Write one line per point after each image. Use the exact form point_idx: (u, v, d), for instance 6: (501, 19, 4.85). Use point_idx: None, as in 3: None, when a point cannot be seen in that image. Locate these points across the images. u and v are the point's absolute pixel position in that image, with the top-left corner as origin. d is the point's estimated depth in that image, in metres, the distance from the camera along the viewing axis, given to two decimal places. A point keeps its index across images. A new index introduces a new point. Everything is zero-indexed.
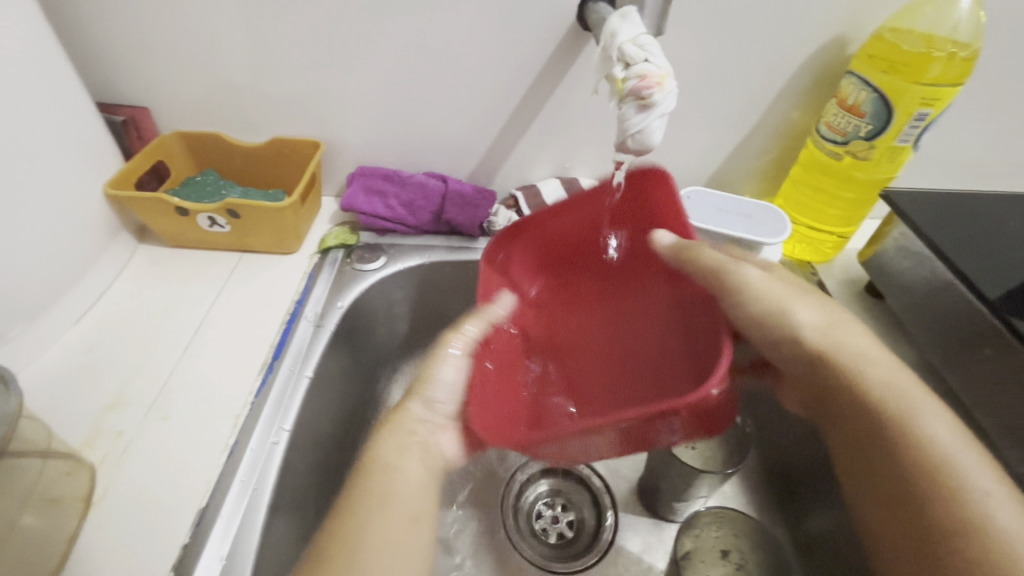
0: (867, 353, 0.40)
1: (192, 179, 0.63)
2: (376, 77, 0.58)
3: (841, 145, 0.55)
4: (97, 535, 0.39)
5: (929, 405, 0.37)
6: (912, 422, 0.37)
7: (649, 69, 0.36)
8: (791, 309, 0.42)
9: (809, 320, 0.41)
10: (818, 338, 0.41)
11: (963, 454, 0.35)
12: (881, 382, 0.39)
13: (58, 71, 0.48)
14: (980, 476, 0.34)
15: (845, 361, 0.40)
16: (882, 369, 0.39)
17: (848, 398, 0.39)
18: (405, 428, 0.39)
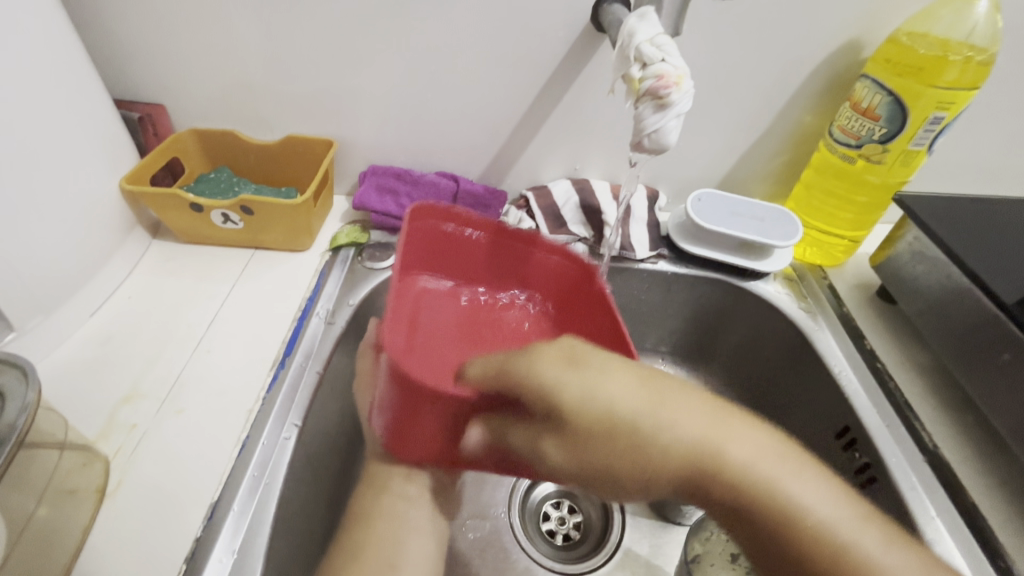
0: (692, 427, 0.32)
1: (206, 176, 0.63)
2: (390, 76, 0.58)
3: (854, 148, 0.54)
4: (110, 526, 0.39)
5: (816, 492, 0.31)
6: (737, 465, 0.32)
7: (666, 69, 0.36)
8: (625, 404, 0.32)
9: (642, 405, 0.32)
10: (688, 428, 0.32)
11: (796, 488, 0.31)
12: (706, 438, 0.32)
13: (79, 67, 0.49)
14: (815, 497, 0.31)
15: (678, 436, 0.32)
16: (702, 427, 0.32)
17: (745, 512, 0.32)
18: (404, 467, 0.45)
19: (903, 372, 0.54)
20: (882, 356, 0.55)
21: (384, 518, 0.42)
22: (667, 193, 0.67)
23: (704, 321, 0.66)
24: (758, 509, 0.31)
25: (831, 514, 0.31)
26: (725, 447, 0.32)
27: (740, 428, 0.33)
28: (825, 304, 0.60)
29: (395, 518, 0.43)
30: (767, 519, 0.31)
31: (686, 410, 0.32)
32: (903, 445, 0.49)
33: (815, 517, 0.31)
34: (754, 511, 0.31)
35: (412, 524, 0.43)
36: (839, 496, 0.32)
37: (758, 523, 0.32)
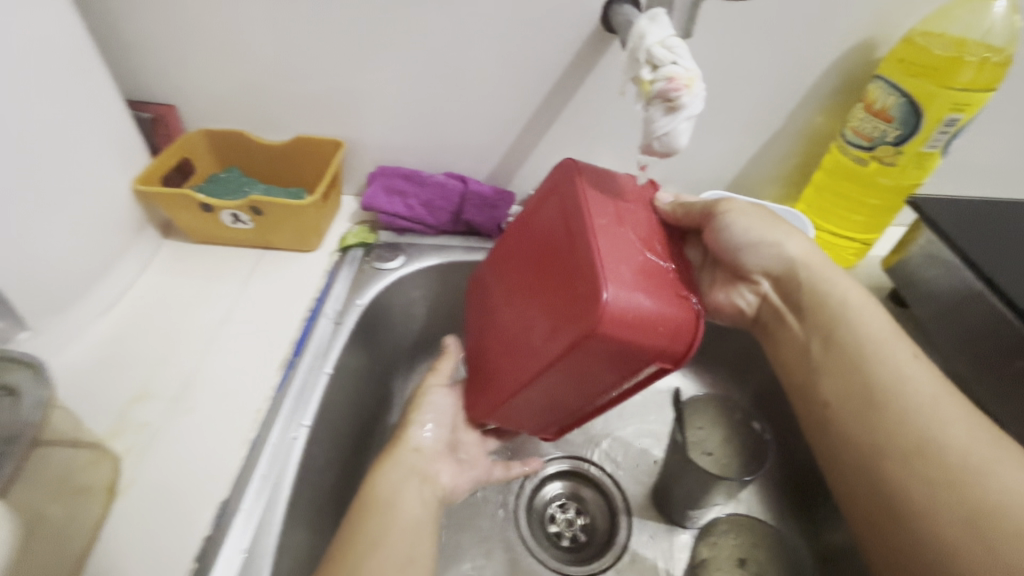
0: (877, 333, 0.42)
1: (216, 176, 0.64)
2: (398, 77, 0.58)
3: (867, 150, 0.54)
4: (120, 525, 0.40)
5: (954, 410, 0.38)
6: (887, 361, 0.40)
7: (677, 71, 0.35)
8: (823, 285, 0.45)
9: (857, 311, 0.43)
10: (879, 340, 0.41)
11: (936, 403, 0.38)
12: (876, 342, 0.41)
13: (92, 70, 0.49)
14: (941, 400, 0.38)
15: (869, 336, 0.42)
16: (889, 334, 0.42)
17: (856, 357, 0.41)
18: (409, 467, 0.47)
19: None
20: None
21: (378, 509, 0.42)
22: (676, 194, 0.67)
23: None
24: (858, 352, 0.41)
25: (923, 377, 0.39)
26: (896, 364, 0.40)
27: (911, 354, 0.41)
28: None
29: (389, 507, 0.43)
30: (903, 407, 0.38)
31: (890, 330, 0.42)
32: None
33: (907, 376, 0.39)
34: (847, 339, 0.42)
35: (405, 514, 0.43)
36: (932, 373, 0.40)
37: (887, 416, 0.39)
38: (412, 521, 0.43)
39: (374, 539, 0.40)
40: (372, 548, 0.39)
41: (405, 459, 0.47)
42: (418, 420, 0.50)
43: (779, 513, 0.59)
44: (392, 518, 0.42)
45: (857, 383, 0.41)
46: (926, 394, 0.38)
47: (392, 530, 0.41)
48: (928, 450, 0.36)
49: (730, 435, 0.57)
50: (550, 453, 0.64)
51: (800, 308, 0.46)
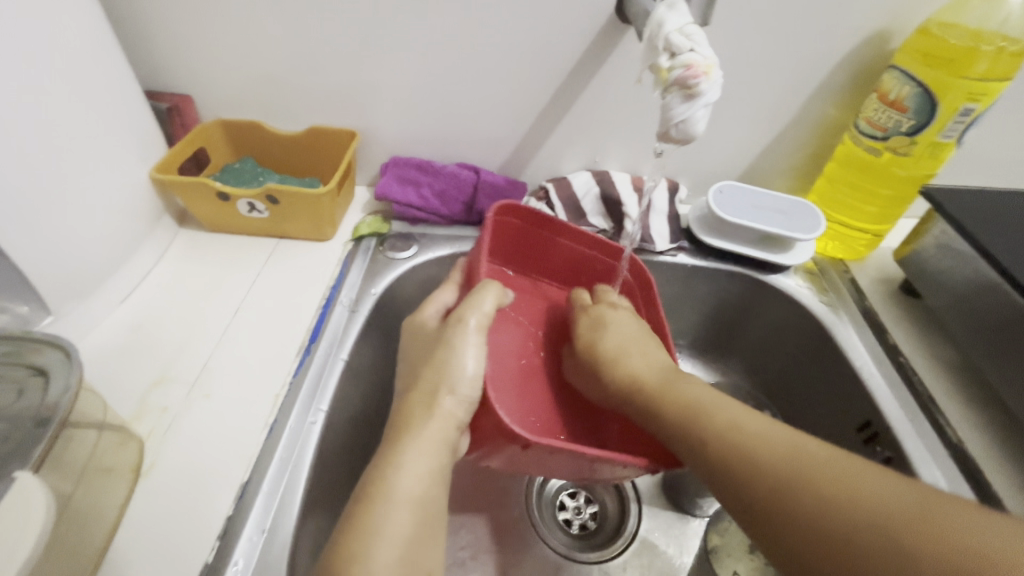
0: (766, 442, 0.38)
1: (231, 166, 0.64)
2: (413, 68, 0.59)
3: (880, 141, 0.54)
4: (144, 505, 0.40)
5: (878, 479, 0.34)
6: (795, 466, 0.36)
7: (696, 59, 0.36)
8: (718, 420, 0.41)
9: (742, 424, 0.40)
10: (771, 447, 0.38)
11: (871, 488, 0.33)
12: (780, 454, 0.37)
13: (111, 59, 0.50)
14: (869, 484, 0.34)
15: (756, 451, 0.38)
16: (792, 439, 0.38)
17: (750, 470, 0.37)
18: (441, 438, 0.40)
19: (925, 367, 0.54)
20: (904, 351, 0.55)
21: (385, 497, 0.37)
22: (687, 185, 0.67)
23: (724, 314, 0.66)
24: (742, 465, 0.38)
25: (801, 449, 0.37)
26: (804, 466, 0.36)
27: (816, 449, 0.37)
28: (847, 298, 0.60)
29: (388, 497, 0.37)
30: (823, 513, 0.34)
31: (782, 432, 0.39)
32: (925, 440, 0.48)
33: (799, 459, 0.37)
34: (723, 454, 0.39)
35: (401, 518, 0.36)
36: (795, 435, 0.38)
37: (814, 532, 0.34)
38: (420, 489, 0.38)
39: (372, 527, 0.35)
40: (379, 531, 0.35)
41: (444, 413, 0.41)
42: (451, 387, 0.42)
43: None
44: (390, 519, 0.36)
45: (787, 510, 0.35)
46: (821, 463, 0.36)
47: (384, 531, 0.35)
48: (878, 525, 0.32)
49: None
50: None
51: (683, 451, 0.42)
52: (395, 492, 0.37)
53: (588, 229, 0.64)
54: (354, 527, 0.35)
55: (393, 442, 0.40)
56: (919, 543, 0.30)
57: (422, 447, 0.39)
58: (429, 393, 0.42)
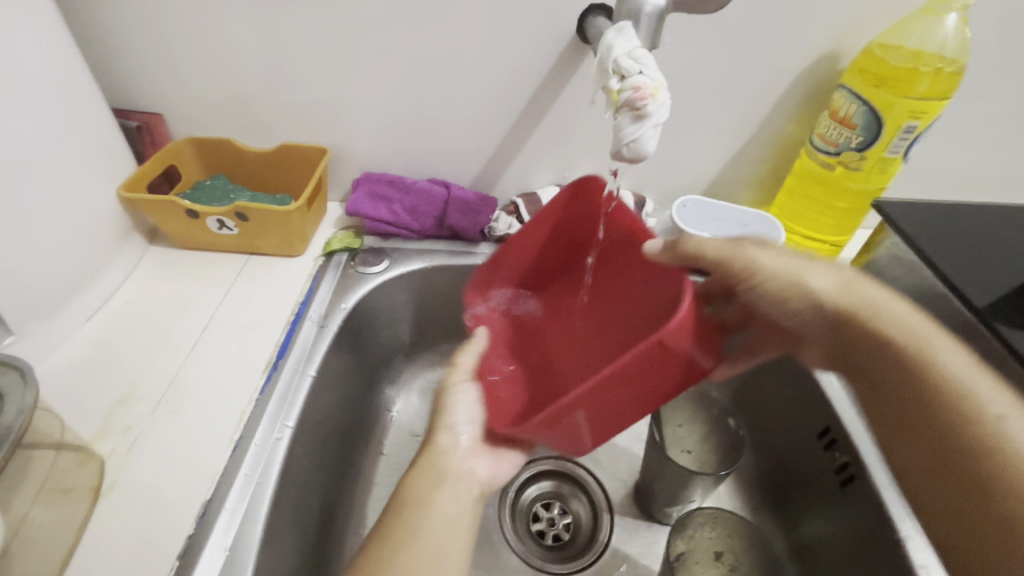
0: (901, 318, 0.40)
1: (202, 183, 0.65)
2: (381, 86, 0.60)
3: (833, 156, 0.56)
4: (103, 526, 0.40)
5: (989, 383, 0.37)
6: (912, 338, 0.39)
7: (643, 81, 0.37)
8: (796, 272, 0.42)
9: (787, 263, 0.42)
10: (902, 329, 0.40)
11: (980, 392, 0.36)
12: (912, 335, 0.39)
13: (78, 79, 0.50)
14: (990, 394, 0.36)
15: (875, 321, 0.40)
16: (919, 325, 0.40)
17: (889, 345, 0.40)
18: (460, 480, 0.42)
19: None
20: None
21: (415, 505, 0.39)
22: (654, 199, 0.69)
23: None
24: (942, 408, 0.37)
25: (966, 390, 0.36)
26: (935, 354, 0.38)
27: (952, 343, 0.39)
28: None
29: (423, 506, 0.39)
30: (913, 375, 0.38)
31: (919, 322, 0.40)
32: None
33: (921, 342, 0.39)
34: (883, 357, 0.40)
35: (443, 510, 0.39)
36: (999, 386, 0.37)
37: (912, 391, 0.38)
38: (447, 516, 0.39)
39: (408, 536, 0.37)
40: (421, 521, 0.38)
41: (442, 448, 0.44)
42: (450, 424, 0.45)
43: (757, 508, 0.60)
44: (427, 520, 0.38)
45: (918, 414, 0.38)
46: (976, 391, 0.36)
47: (426, 527, 0.38)
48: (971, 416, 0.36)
49: (706, 434, 0.59)
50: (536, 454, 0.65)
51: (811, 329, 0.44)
52: (432, 511, 0.39)
53: None
54: (388, 534, 0.37)
55: (415, 464, 0.43)
56: (992, 442, 0.34)
57: (444, 479, 0.41)
58: (446, 446, 0.44)
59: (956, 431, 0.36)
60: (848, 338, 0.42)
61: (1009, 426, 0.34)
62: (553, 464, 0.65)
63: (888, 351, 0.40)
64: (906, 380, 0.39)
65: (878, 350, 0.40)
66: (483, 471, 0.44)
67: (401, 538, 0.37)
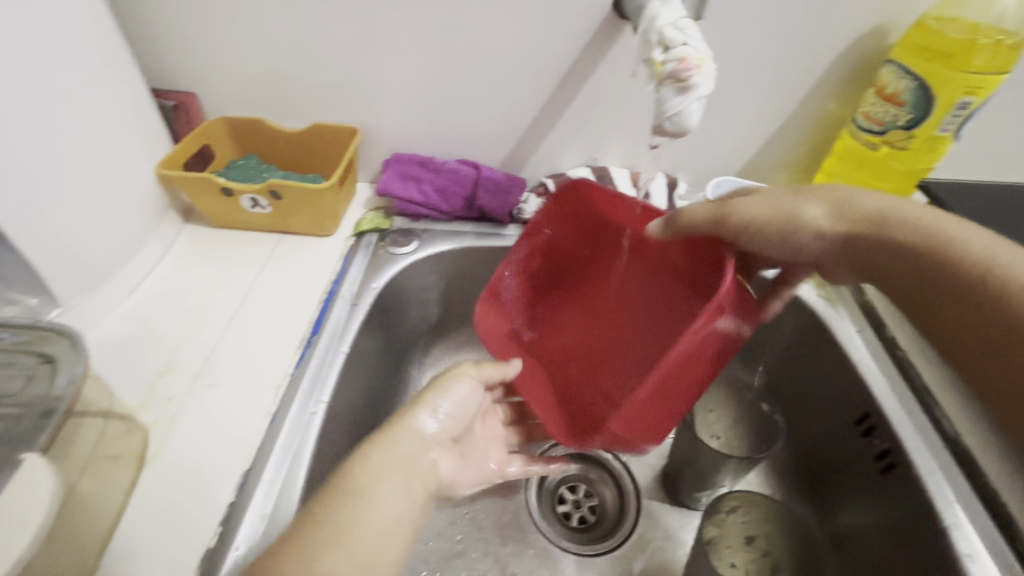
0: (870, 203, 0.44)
1: (235, 163, 0.65)
2: (412, 65, 0.59)
3: (878, 134, 0.54)
4: (149, 491, 0.41)
5: (920, 209, 0.43)
6: (882, 212, 0.43)
7: (688, 52, 0.36)
8: (732, 206, 0.44)
9: (750, 203, 0.44)
10: (871, 205, 0.43)
11: (931, 218, 0.42)
12: (893, 211, 0.43)
13: (117, 58, 0.51)
14: (928, 216, 0.42)
15: (864, 213, 0.43)
16: (841, 212, 0.44)
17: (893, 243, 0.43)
18: (414, 461, 0.37)
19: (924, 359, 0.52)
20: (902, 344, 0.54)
21: (354, 499, 0.33)
22: (686, 180, 0.68)
23: None
24: (973, 305, 0.40)
25: (915, 221, 0.42)
26: (890, 216, 0.43)
27: (899, 198, 0.44)
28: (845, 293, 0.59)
29: (361, 495, 0.33)
30: (879, 211, 0.43)
31: (886, 197, 0.44)
32: (923, 433, 0.47)
33: (894, 213, 0.43)
34: (835, 255, 0.45)
35: (389, 506, 0.34)
36: (891, 202, 0.44)
37: (918, 259, 0.42)
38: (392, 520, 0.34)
39: (337, 526, 0.31)
40: (334, 536, 0.31)
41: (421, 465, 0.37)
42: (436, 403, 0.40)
43: (789, 493, 0.60)
44: (359, 517, 0.32)
45: (916, 271, 0.42)
46: (888, 209, 0.43)
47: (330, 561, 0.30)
48: (917, 244, 0.42)
49: (736, 419, 0.58)
50: None
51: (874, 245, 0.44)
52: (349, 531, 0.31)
53: None
54: (314, 519, 0.32)
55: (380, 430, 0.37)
56: (982, 268, 0.40)
57: (408, 472, 0.36)
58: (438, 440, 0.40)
59: (927, 262, 0.42)
60: (874, 250, 0.43)
61: (963, 230, 0.42)
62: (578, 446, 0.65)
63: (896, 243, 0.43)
64: (903, 249, 0.43)
65: (894, 246, 0.43)
66: (453, 474, 0.41)
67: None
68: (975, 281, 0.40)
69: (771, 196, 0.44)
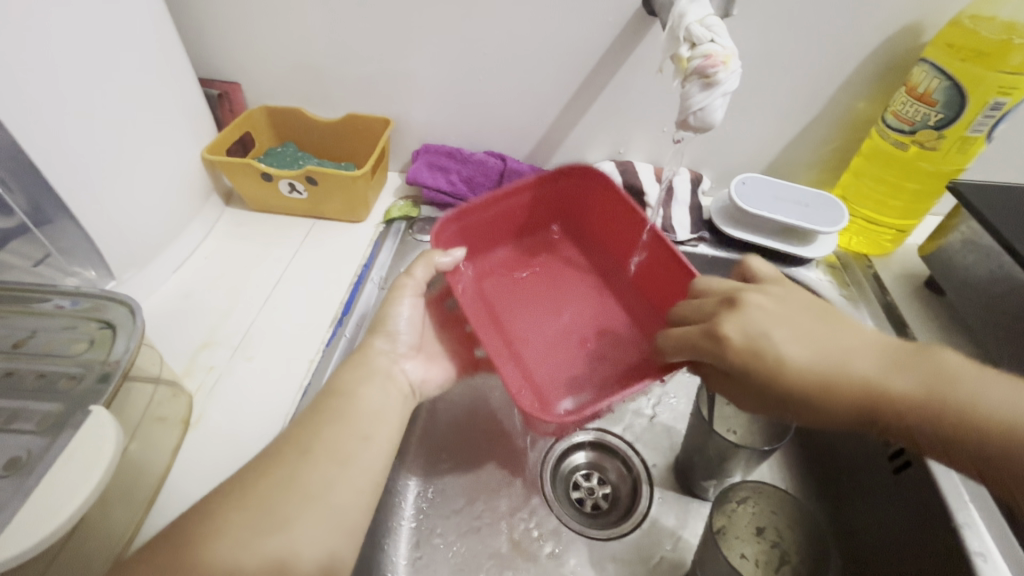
0: (802, 361, 0.38)
1: (274, 150, 0.68)
2: (444, 59, 0.61)
3: (907, 134, 0.54)
4: (192, 452, 0.45)
5: (907, 365, 0.37)
6: (839, 370, 0.37)
7: (715, 48, 0.37)
8: (759, 344, 0.38)
9: (767, 344, 0.38)
10: (810, 361, 0.38)
11: (932, 371, 0.36)
12: (855, 372, 0.37)
13: (170, 48, 0.54)
14: (928, 373, 0.36)
15: (858, 377, 0.37)
16: (811, 355, 0.38)
17: (850, 398, 0.37)
18: (370, 368, 0.46)
19: None
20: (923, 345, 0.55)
21: (342, 394, 0.43)
22: (711, 177, 0.68)
23: None
24: (995, 446, 0.34)
25: (915, 386, 0.36)
26: (869, 372, 0.37)
27: (855, 347, 0.38)
28: (868, 293, 0.60)
29: (350, 396, 0.43)
30: (827, 383, 0.37)
31: (813, 352, 0.38)
32: None
33: (844, 369, 0.37)
34: (837, 401, 0.37)
35: (368, 402, 0.43)
36: (880, 352, 0.38)
37: (907, 420, 0.36)
38: (377, 412, 0.43)
39: (332, 416, 0.41)
40: (340, 421, 0.41)
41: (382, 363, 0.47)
42: (386, 330, 0.49)
43: (802, 489, 0.58)
44: (353, 408, 0.42)
45: (883, 415, 0.36)
46: (864, 373, 0.37)
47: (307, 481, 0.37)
48: (875, 398, 0.37)
49: (751, 413, 0.58)
50: (578, 424, 0.67)
51: (864, 426, 0.37)
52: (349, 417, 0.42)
53: None
54: (323, 413, 0.41)
55: (348, 361, 0.46)
56: (986, 416, 0.34)
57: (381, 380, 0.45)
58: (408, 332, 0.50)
59: (907, 424, 0.36)
60: (883, 423, 0.37)
61: (978, 392, 0.35)
62: (592, 434, 0.67)
63: (854, 413, 0.37)
64: (864, 411, 0.37)
65: (896, 419, 0.36)
66: (408, 370, 0.49)
67: (303, 449, 0.38)
68: (986, 431, 0.34)
69: (750, 329, 0.38)
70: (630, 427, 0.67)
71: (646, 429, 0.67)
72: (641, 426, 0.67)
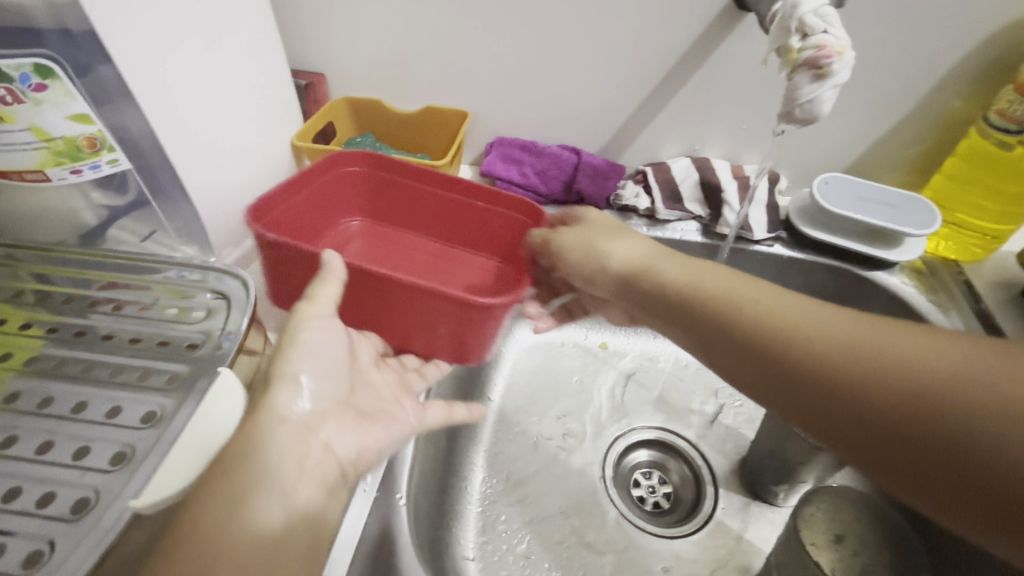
0: (700, 281, 0.40)
1: (354, 140, 0.71)
2: (525, 52, 0.62)
3: (1013, 134, 0.52)
4: None
5: (828, 313, 0.35)
6: (737, 298, 0.38)
7: (828, 39, 0.37)
8: (650, 269, 0.43)
9: (653, 268, 0.43)
10: (703, 281, 0.40)
11: (844, 325, 0.34)
12: (755, 302, 0.37)
13: (273, 39, 0.57)
14: (833, 321, 0.34)
15: (755, 315, 0.36)
16: (723, 281, 0.39)
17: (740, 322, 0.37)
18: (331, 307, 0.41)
19: None
20: None
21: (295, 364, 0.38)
22: (788, 176, 0.67)
23: None
24: (871, 403, 0.31)
25: (830, 322, 0.34)
26: (755, 304, 0.37)
27: (763, 288, 0.38)
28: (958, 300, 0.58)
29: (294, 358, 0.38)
30: (720, 302, 0.38)
31: (713, 274, 0.40)
32: None
33: (738, 298, 0.38)
34: (743, 329, 0.36)
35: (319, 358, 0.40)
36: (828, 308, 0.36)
37: (789, 361, 0.34)
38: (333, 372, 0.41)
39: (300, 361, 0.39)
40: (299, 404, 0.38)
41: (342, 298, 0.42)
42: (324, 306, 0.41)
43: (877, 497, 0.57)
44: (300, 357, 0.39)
45: (770, 354, 0.35)
46: (768, 303, 0.37)
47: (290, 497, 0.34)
48: (768, 330, 0.35)
49: None
50: (640, 422, 0.67)
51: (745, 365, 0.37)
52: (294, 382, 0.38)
53: (684, 214, 0.64)
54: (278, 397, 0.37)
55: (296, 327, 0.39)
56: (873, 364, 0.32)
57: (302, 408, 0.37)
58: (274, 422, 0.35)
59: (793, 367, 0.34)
60: (762, 364, 0.35)
61: (897, 346, 0.32)
62: (654, 432, 0.66)
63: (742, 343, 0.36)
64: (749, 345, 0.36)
65: (779, 357, 0.35)
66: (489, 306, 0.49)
67: (258, 445, 0.34)
68: (880, 385, 0.31)
69: (611, 246, 0.45)
70: (692, 427, 0.66)
71: (710, 430, 0.66)
72: (704, 427, 0.66)
